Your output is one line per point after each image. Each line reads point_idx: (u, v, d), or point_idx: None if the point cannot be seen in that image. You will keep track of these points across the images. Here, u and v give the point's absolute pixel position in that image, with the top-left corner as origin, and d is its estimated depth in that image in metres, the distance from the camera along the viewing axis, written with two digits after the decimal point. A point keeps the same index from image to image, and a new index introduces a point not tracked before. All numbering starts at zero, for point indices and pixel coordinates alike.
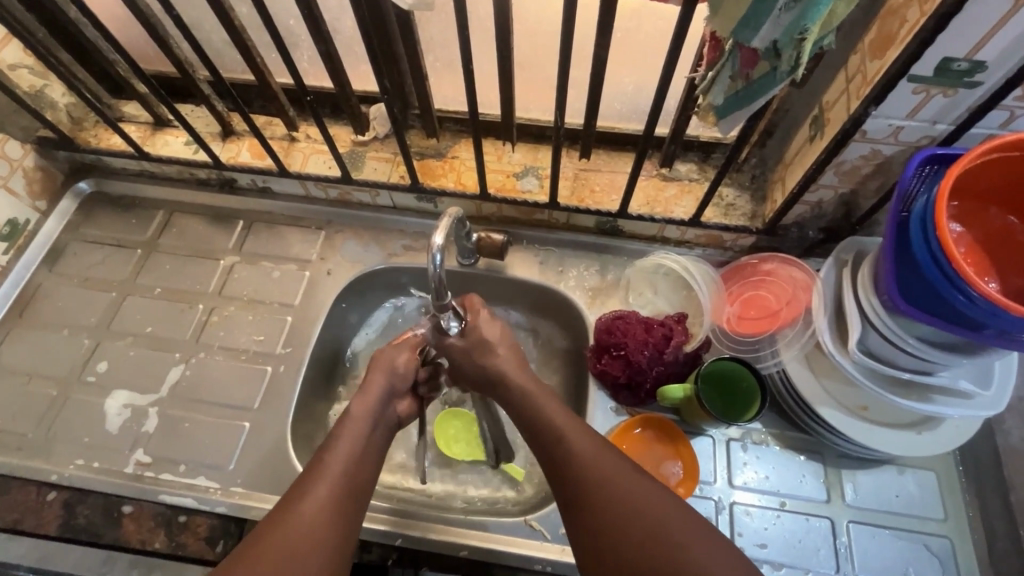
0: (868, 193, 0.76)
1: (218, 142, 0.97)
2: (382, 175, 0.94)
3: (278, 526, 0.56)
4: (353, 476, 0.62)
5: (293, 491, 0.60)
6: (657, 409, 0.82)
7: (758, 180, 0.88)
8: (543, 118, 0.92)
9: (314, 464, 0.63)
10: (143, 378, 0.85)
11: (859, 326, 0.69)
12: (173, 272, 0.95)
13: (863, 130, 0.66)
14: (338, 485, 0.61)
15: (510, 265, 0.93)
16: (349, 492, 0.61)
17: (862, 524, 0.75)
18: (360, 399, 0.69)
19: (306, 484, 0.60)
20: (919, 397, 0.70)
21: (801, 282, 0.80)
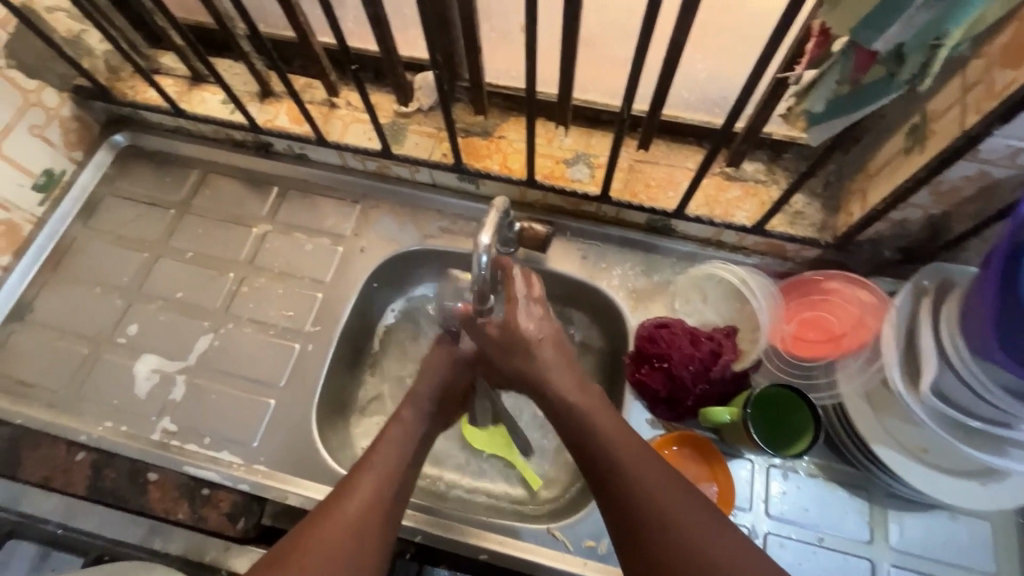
0: (963, 217, 0.67)
1: (255, 103, 0.93)
2: (423, 151, 0.88)
3: (331, 519, 0.58)
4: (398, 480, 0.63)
5: (344, 483, 0.62)
6: (694, 426, 0.78)
7: (832, 188, 0.80)
8: (601, 101, 0.84)
9: (362, 460, 0.64)
10: (173, 343, 0.85)
11: (937, 366, 0.63)
12: (205, 237, 0.92)
13: (976, 149, 0.58)
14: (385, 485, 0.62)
15: (551, 258, 0.88)
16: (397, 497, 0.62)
17: (905, 570, 0.71)
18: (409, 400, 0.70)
19: (355, 480, 0.62)
20: (991, 448, 0.64)
21: (869, 306, 0.74)
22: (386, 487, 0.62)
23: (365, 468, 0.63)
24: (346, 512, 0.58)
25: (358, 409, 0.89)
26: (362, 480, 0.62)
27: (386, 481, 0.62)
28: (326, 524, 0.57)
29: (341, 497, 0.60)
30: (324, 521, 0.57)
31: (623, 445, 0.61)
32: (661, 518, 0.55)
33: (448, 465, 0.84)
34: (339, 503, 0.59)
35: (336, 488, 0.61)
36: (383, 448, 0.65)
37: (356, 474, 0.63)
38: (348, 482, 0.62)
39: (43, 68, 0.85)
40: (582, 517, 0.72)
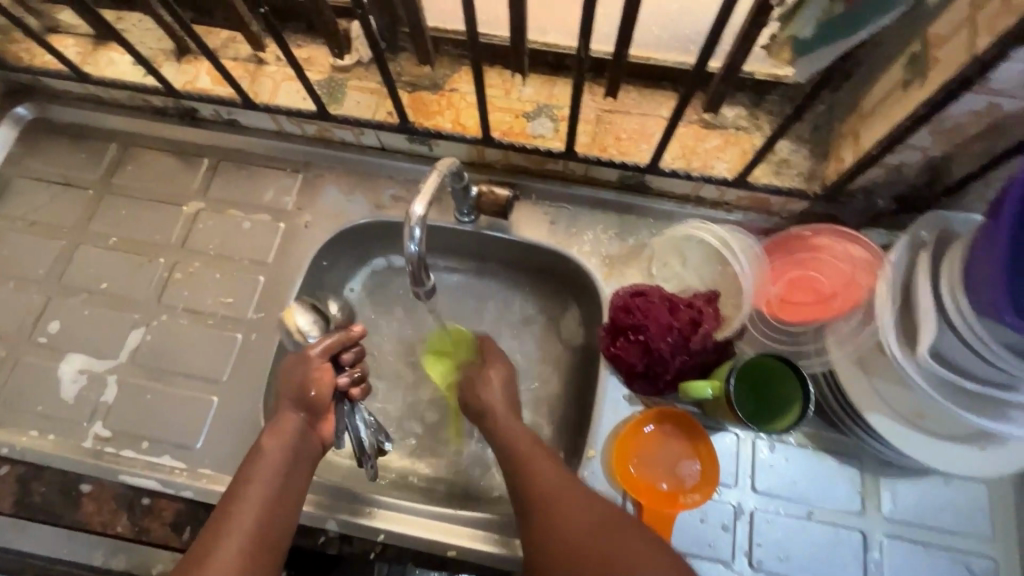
0: (967, 157, 0.60)
1: (171, 63, 0.82)
2: (365, 110, 0.78)
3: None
4: (270, 525, 0.54)
5: (199, 543, 0.52)
6: (675, 400, 0.72)
7: (821, 132, 0.72)
8: (562, 44, 0.75)
9: (226, 503, 0.55)
10: (101, 340, 0.76)
11: (936, 327, 0.57)
12: (130, 219, 0.83)
13: (986, 78, 0.50)
14: (250, 538, 0.53)
15: (515, 225, 0.80)
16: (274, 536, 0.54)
17: (898, 539, 0.67)
18: (272, 431, 0.59)
19: (217, 532, 0.52)
20: (992, 412, 0.59)
21: (861, 262, 0.67)
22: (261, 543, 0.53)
23: (230, 506, 0.54)
24: (205, 569, 0.50)
25: None
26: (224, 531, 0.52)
27: (252, 522, 0.53)
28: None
29: (203, 551, 0.51)
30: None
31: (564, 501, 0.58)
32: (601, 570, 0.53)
33: (416, 454, 0.78)
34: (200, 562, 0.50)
35: (197, 542, 0.52)
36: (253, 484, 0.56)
37: (218, 525, 0.53)
38: (211, 530, 0.53)
39: None
40: None
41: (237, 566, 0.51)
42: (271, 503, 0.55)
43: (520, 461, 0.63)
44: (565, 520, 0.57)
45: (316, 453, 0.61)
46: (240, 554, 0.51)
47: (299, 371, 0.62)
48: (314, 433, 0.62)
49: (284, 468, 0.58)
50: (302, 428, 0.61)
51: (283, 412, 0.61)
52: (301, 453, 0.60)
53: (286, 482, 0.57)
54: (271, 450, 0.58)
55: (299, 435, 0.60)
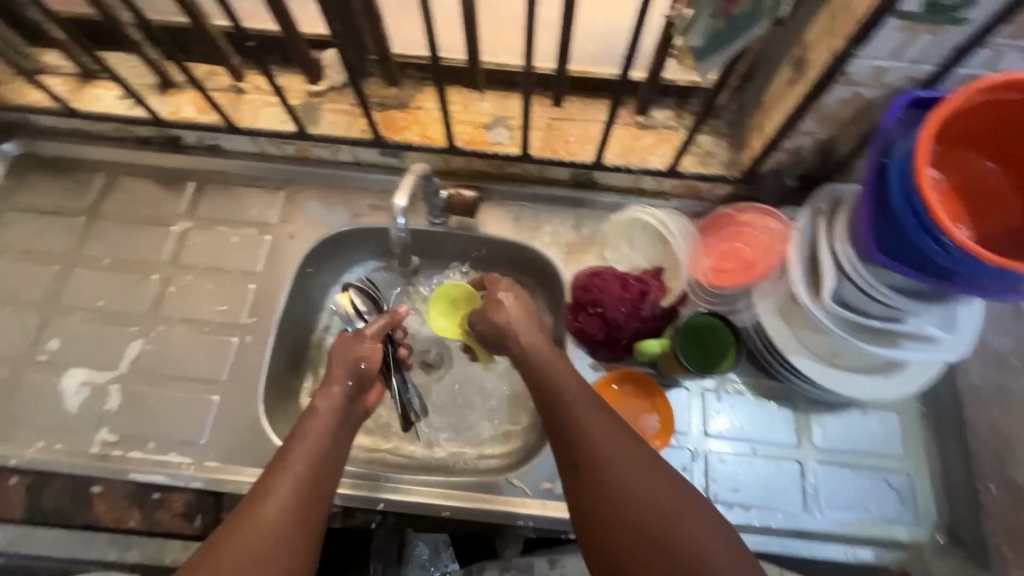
0: (847, 138, 0.74)
1: (156, 95, 0.89)
2: (340, 129, 0.87)
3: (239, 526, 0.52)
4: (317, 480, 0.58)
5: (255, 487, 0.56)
6: (633, 363, 0.82)
7: (736, 127, 0.85)
8: (512, 63, 0.86)
9: (275, 463, 0.58)
10: (101, 354, 0.81)
11: (834, 276, 0.69)
12: (122, 241, 0.88)
13: (845, 72, 0.63)
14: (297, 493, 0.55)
15: (483, 223, 0.90)
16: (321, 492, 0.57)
17: (829, 464, 0.78)
18: (326, 394, 0.65)
19: (268, 485, 0.56)
20: (887, 343, 0.71)
21: (776, 233, 0.79)
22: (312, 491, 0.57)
23: (281, 461, 0.58)
24: (257, 516, 0.53)
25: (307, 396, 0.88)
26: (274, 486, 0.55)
27: (301, 477, 0.57)
28: (237, 533, 0.51)
29: (254, 502, 0.54)
30: (230, 533, 0.51)
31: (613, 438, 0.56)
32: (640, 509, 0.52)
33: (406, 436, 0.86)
34: (250, 510, 0.53)
35: (246, 496, 0.55)
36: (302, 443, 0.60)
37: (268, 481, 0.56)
38: (262, 482, 0.56)
39: None
40: (537, 462, 0.76)
41: (287, 513, 0.54)
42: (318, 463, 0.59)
43: (554, 397, 0.60)
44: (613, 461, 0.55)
45: (354, 407, 0.67)
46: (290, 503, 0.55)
47: (348, 352, 0.69)
48: (358, 400, 0.68)
49: (331, 431, 0.62)
50: (349, 393, 0.66)
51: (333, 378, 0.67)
52: (349, 420, 0.65)
53: (331, 429, 0.62)
54: (324, 413, 0.63)
55: (347, 401, 0.65)
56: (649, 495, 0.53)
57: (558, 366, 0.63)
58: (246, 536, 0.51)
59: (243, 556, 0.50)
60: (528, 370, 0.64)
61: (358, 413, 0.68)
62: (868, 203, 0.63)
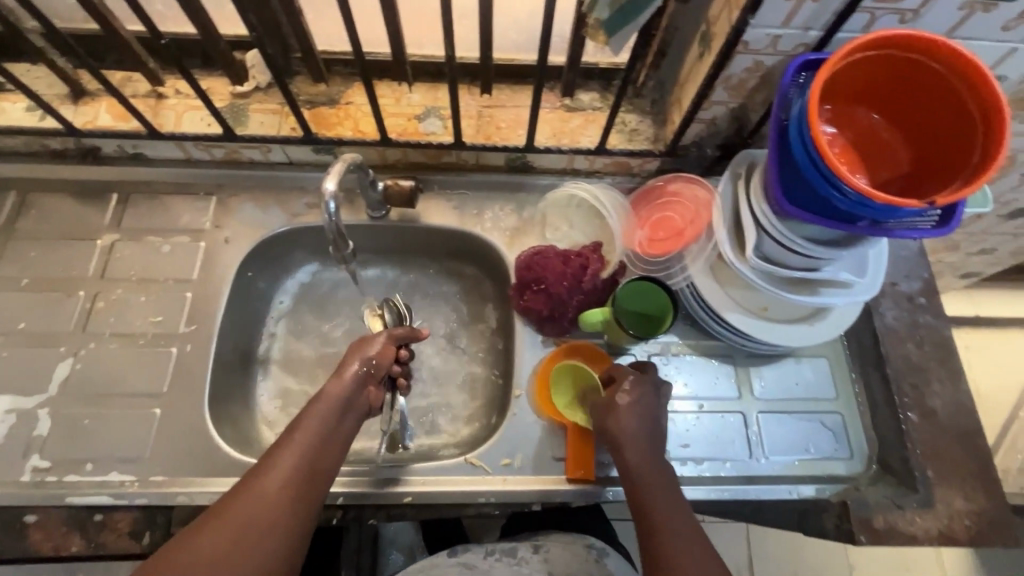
0: (755, 106, 0.79)
1: (68, 105, 0.85)
2: (270, 128, 0.86)
3: (233, 503, 0.56)
4: (310, 469, 0.60)
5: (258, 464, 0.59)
6: (581, 336, 0.85)
7: (657, 104, 0.90)
8: (438, 54, 0.87)
9: (277, 446, 0.61)
10: (26, 378, 0.77)
11: (755, 233, 0.74)
12: (42, 259, 0.84)
13: (743, 41, 0.68)
14: (289, 481, 0.58)
15: (424, 214, 0.91)
16: (313, 481, 0.59)
17: (769, 412, 0.83)
18: (335, 381, 0.66)
19: (271, 459, 0.59)
20: (808, 291, 0.77)
21: (702, 198, 0.84)
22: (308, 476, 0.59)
23: (281, 448, 0.60)
24: (254, 493, 0.56)
25: (257, 401, 0.86)
26: (269, 469, 0.58)
27: (298, 457, 0.59)
28: (231, 508, 0.55)
29: (252, 479, 0.58)
30: (229, 504, 0.55)
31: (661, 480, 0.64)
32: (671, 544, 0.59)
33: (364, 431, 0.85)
34: (247, 488, 0.57)
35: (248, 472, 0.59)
36: (296, 436, 0.61)
37: (264, 465, 0.59)
38: (269, 455, 0.60)
39: None
40: (494, 439, 0.77)
41: (280, 492, 0.57)
42: (314, 454, 0.61)
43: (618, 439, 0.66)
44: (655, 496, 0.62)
45: (355, 396, 0.66)
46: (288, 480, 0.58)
47: (361, 348, 0.70)
48: (364, 390, 0.68)
49: (333, 417, 0.63)
50: (358, 381, 0.67)
51: (343, 368, 0.68)
52: (352, 407, 0.65)
53: (332, 419, 0.63)
54: (323, 401, 0.64)
55: (353, 387, 0.66)
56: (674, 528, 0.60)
57: (637, 437, 0.66)
58: (240, 515, 0.55)
59: (240, 525, 0.54)
60: (595, 423, 0.70)
61: (363, 405, 0.67)
62: (773, 163, 0.67)
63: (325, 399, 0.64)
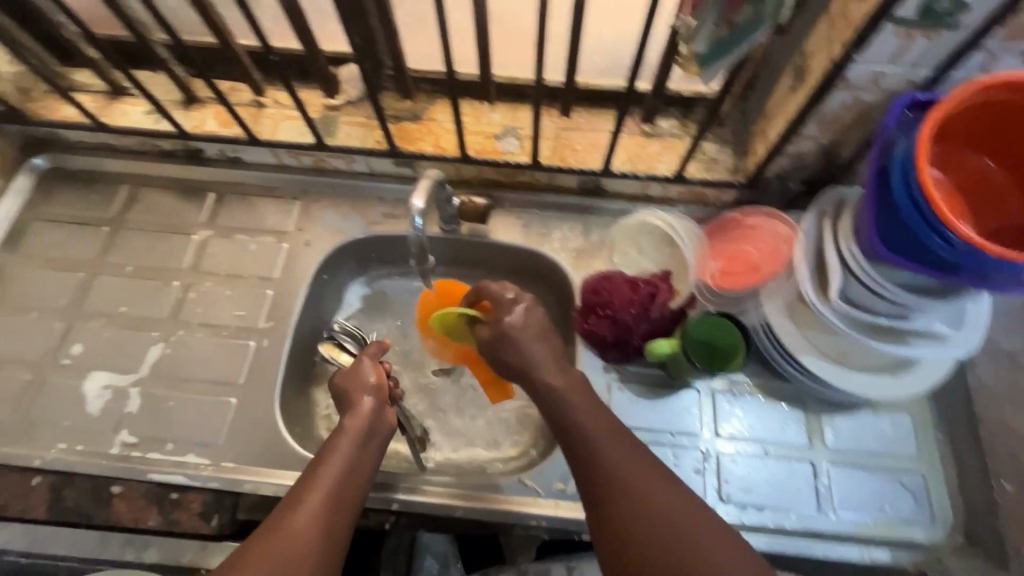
0: (848, 142, 0.76)
1: (180, 110, 0.93)
2: (356, 140, 0.91)
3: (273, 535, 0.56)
4: (342, 491, 0.61)
5: (285, 501, 0.59)
6: (643, 366, 0.83)
7: (740, 134, 0.88)
8: (521, 76, 0.89)
9: (306, 476, 0.62)
10: (122, 358, 0.83)
11: (841, 275, 0.71)
12: (145, 249, 0.91)
13: (845, 77, 0.65)
14: (325, 507, 0.59)
15: (493, 230, 0.92)
16: (343, 506, 0.60)
17: (842, 465, 0.78)
18: (350, 416, 0.67)
19: (298, 495, 0.59)
20: (896, 341, 0.72)
21: (782, 235, 0.81)
22: (336, 510, 0.59)
23: (305, 486, 0.60)
24: (282, 530, 0.56)
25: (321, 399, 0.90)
26: (303, 501, 0.59)
27: (327, 493, 0.60)
28: (262, 546, 0.55)
29: (277, 517, 0.57)
30: (258, 542, 0.55)
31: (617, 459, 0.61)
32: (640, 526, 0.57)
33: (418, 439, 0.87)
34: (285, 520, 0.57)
35: (280, 506, 0.59)
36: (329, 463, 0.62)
37: (299, 494, 0.60)
38: (295, 492, 0.60)
39: None
40: (549, 462, 0.76)
41: (310, 526, 0.57)
42: (343, 481, 0.62)
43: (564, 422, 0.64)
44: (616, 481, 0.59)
45: (386, 427, 0.69)
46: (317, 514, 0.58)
47: (356, 381, 0.71)
48: (384, 414, 0.69)
49: (355, 453, 0.64)
50: (374, 410, 0.68)
51: (354, 400, 0.69)
52: (373, 435, 0.67)
53: (372, 450, 0.66)
54: (347, 434, 0.65)
55: (373, 417, 0.68)
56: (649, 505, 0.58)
57: (538, 364, 0.68)
58: (269, 551, 0.54)
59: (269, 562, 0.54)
60: (517, 376, 0.69)
61: (391, 431, 0.70)
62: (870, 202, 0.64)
63: (348, 431, 0.66)
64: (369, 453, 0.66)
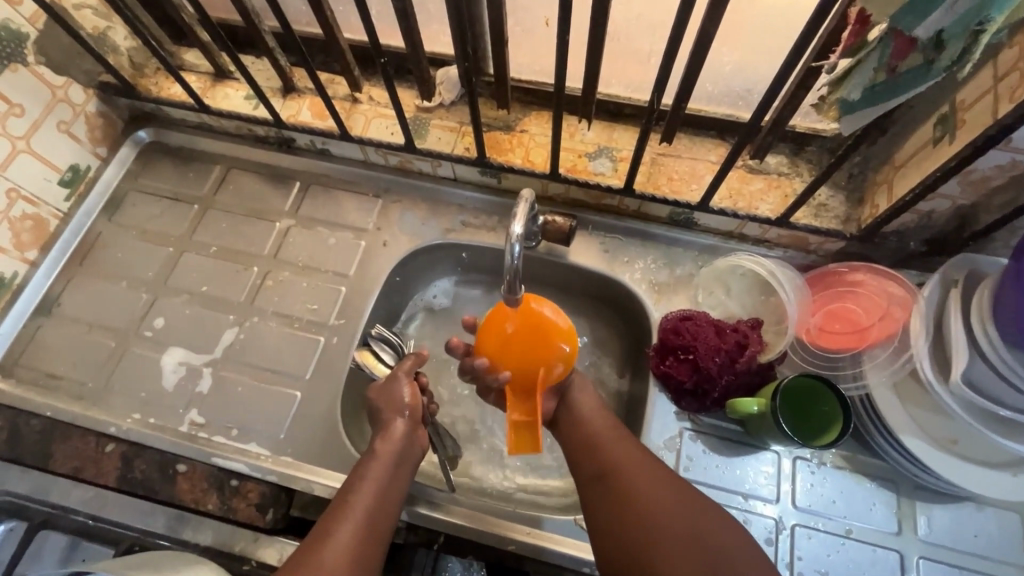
0: (992, 207, 0.67)
1: (278, 98, 0.94)
2: (446, 145, 0.89)
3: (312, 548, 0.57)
4: (376, 516, 0.62)
5: (319, 527, 0.59)
6: (720, 418, 0.78)
7: (856, 180, 0.80)
8: (623, 95, 0.85)
9: (340, 499, 0.62)
10: (199, 337, 0.85)
11: (967, 357, 0.63)
12: (230, 232, 0.93)
13: (1009, 138, 0.58)
14: (360, 526, 0.60)
15: (573, 252, 0.88)
16: (377, 524, 0.61)
17: (934, 561, 0.70)
18: (382, 440, 0.67)
19: (335, 516, 0.60)
20: (1023, 439, 0.64)
21: (897, 299, 0.74)
22: (369, 530, 0.60)
23: (338, 510, 0.61)
24: (322, 549, 0.57)
25: None
26: (341, 515, 0.60)
27: (362, 516, 0.61)
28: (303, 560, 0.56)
29: (316, 539, 0.58)
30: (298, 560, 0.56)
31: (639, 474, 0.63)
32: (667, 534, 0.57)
33: (473, 458, 0.84)
34: (322, 534, 0.58)
35: (318, 524, 0.60)
36: (365, 482, 0.63)
37: (336, 511, 0.61)
38: (332, 513, 0.60)
39: (70, 63, 0.86)
40: None
41: (347, 546, 0.58)
42: (378, 500, 0.63)
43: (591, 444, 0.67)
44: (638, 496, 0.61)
45: (414, 444, 0.69)
46: (353, 535, 0.59)
47: (390, 399, 0.71)
48: (415, 437, 0.70)
49: (386, 478, 0.64)
50: (405, 432, 0.68)
51: (387, 420, 0.69)
52: (404, 461, 0.67)
53: (401, 467, 0.66)
54: (380, 458, 0.66)
55: (405, 442, 0.68)
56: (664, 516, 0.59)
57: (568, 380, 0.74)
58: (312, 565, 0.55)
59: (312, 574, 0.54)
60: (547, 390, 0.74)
61: (419, 452, 0.70)
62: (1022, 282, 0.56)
63: (383, 448, 0.66)
64: (403, 473, 0.67)
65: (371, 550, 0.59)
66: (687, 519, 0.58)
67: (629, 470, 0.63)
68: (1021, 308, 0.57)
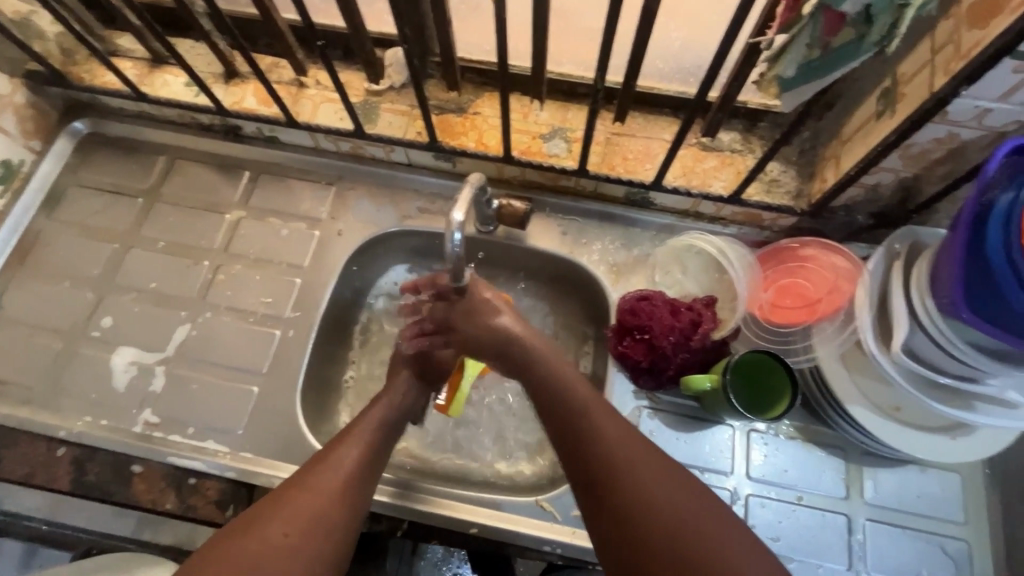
0: (933, 179, 0.68)
1: (220, 84, 0.90)
2: (397, 130, 0.87)
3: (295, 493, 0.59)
4: (364, 462, 0.65)
5: (311, 461, 0.63)
6: (676, 396, 0.79)
7: (807, 155, 0.81)
8: (576, 74, 0.84)
9: (333, 443, 0.65)
10: (150, 335, 0.83)
11: (907, 326, 0.65)
12: (178, 225, 0.90)
13: (946, 110, 0.58)
14: (351, 464, 0.63)
15: (531, 235, 0.88)
16: (363, 471, 0.64)
17: (880, 523, 0.73)
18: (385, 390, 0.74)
19: (324, 457, 0.63)
20: (960, 404, 0.66)
21: (845, 272, 0.75)
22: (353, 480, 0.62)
23: (328, 455, 0.63)
24: (306, 490, 0.59)
25: (343, 395, 0.88)
26: (331, 453, 0.64)
27: (349, 462, 0.63)
28: (286, 499, 0.58)
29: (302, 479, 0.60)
30: (284, 499, 0.58)
31: (621, 445, 0.60)
32: (649, 512, 0.55)
33: (437, 444, 0.85)
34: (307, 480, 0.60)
35: (306, 465, 0.63)
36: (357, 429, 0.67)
37: (332, 447, 0.65)
38: (321, 456, 0.63)
39: None
40: (569, 488, 0.73)
41: (330, 489, 0.60)
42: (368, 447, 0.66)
43: (572, 418, 0.63)
44: (624, 476, 0.57)
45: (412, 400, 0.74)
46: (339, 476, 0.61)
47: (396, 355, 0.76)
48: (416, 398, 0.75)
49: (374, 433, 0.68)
50: (408, 388, 0.74)
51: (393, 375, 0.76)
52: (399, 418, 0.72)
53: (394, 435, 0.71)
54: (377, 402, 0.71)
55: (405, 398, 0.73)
56: (653, 497, 0.56)
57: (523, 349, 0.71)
58: (297, 505, 0.57)
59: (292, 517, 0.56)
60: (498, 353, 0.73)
61: (419, 407, 0.77)
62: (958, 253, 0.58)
63: (388, 401, 0.72)
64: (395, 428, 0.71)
65: (357, 492, 0.62)
66: (667, 500, 0.56)
67: (617, 453, 0.59)
68: (957, 278, 0.59)
